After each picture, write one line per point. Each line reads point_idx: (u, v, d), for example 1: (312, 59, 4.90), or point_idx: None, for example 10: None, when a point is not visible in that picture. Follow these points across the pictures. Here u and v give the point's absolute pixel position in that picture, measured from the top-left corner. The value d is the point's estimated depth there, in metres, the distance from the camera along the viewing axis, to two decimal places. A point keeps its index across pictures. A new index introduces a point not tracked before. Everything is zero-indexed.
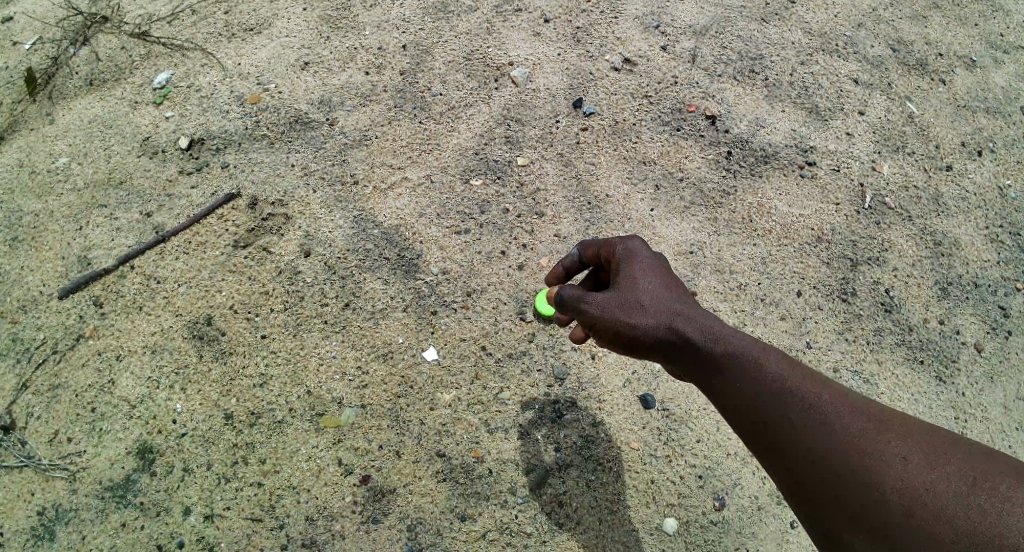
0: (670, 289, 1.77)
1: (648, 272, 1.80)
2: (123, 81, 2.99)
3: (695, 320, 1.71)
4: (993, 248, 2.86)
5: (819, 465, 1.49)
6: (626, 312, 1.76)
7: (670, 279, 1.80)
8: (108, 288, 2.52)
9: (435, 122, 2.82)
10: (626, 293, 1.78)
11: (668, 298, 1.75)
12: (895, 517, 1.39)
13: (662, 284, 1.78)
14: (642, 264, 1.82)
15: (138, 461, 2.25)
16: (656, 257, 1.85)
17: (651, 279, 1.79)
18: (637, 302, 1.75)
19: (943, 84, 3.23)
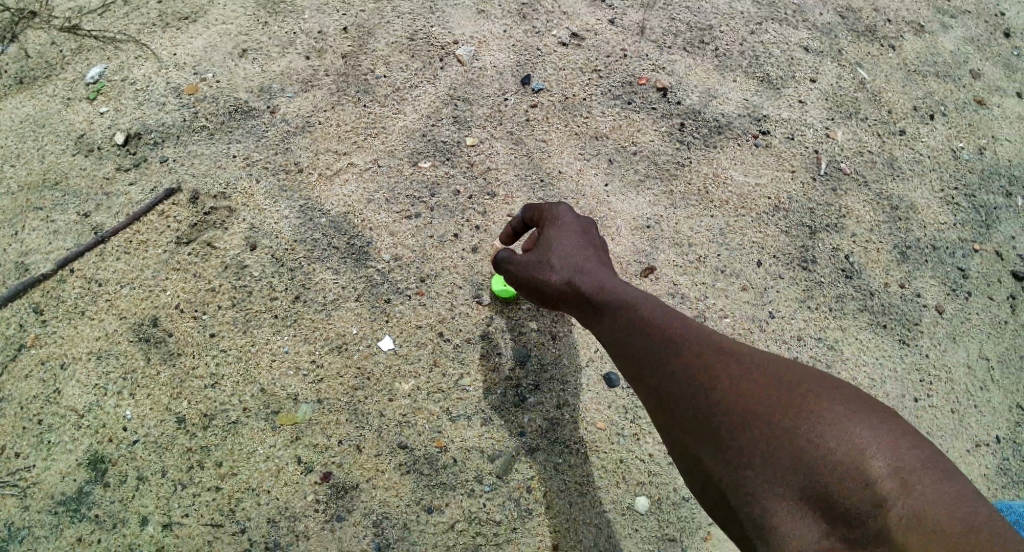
0: (580, 247, 1.78)
1: (561, 231, 1.81)
2: (55, 78, 2.86)
3: (594, 277, 1.74)
4: (949, 210, 2.87)
5: (682, 401, 1.54)
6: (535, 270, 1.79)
7: (581, 237, 1.80)
8: (48, 294, 2.41)
9: (381, 105, 2.75)
10: (539, 253, 1.80)
11: (572, 256, 1.77)
12: (745, 450, 1.45)
13: (572, 243, 1.79)
14: (560, 223, 1.82)
15: (90, 472, 2.16)
16: (578, 216, 1.85)
17: (564, 239, 1.79)
18: (545, 262, 1.78)
19: (892, 49, 3.23)
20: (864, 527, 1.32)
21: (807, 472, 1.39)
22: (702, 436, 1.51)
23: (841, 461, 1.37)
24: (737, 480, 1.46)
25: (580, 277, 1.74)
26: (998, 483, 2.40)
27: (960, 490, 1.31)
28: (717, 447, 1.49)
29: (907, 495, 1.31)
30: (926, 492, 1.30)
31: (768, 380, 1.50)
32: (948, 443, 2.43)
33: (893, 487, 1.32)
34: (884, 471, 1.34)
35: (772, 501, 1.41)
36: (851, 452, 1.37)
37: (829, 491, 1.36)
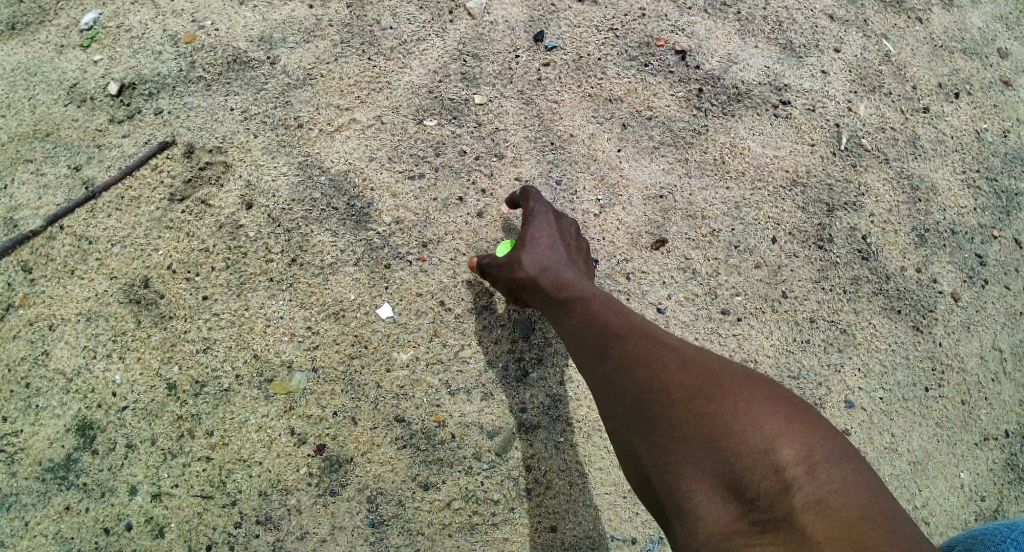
0: (548, 241, 1.97)
1: (533, 225, 2.01)
2: (47, 24, 2.73)
3: (556, 269, 1.90)
4: (970, 194, 2.77)
5: (619, 382, 1.58)
6: (504, 262, 1.98)
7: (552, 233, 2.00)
8: (37, 252, 2.32)
9: (385, 59, 2.62)
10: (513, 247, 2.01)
11: (537, 248, 1.94)
12: (669, 432, 1.46)
13: (541, 236, 1.98)
14: (535, 218, 2.03)
15: (78, 438, 2.09)
16: (557, 220, 2.04)
17: (535, 230, 1.99)
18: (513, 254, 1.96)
19: (920, 22, 3.09)
20: (769, 510, 1.31)
21: (722, 453, 1.39)
22: (631, 423, 1.53)
23: (753, 445, 1.37)
24: (659, 462, 1.46)
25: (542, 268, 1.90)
26: (1004, 479, 2.38)
27: (869, 485, 1.32)
28: (644, 430, 1.50)
29: (813, 479, 1.31)
30: (832, 478, 1.31)
31: (703, 370, 1.52)
32: (956, 437, 2.38)
33: (801, 473, 1.32)
34: (791, 459, 1.34)
35: (690, 484, 1.40)
36: (767, 440, 1.37)
37: (741, 476, 1.36)
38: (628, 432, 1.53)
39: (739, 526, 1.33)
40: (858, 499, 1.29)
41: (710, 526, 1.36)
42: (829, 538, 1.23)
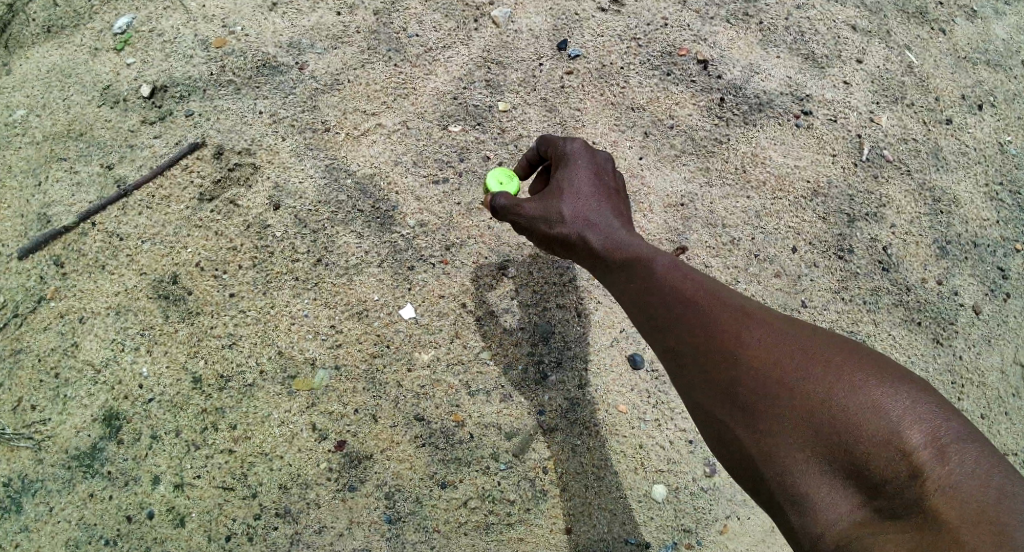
0: (592, 189, 1.80)
1: (568, 174, 1.81)
2: (82, 27, 2.83)
3: (603, 228, 1.76)
4: (992, 206, 2.76)
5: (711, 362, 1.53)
6: (538, 214, 1.80)
7: (594, 180, 1.81)
8: (69, 247, 2.39)
9: (412, 65, 2.66)
10: (544, 198, 1.81)
11: (581, 203, 1.78)
12: (775, 417, 1.44)
13: (580, 187, 1.80)
14: (568, 164, 1.83)
15: (104, 428, 2.14)
16: (592, 161, 1.84)
17: (571, 180, 1.80)
18: (550, 208, 1.79)
19: (943, 34, 3.10)
20: (896, 496, 1.29)
21: (838, 439, 1.36)
22: (730, 408, 1.50)
23: (870, 429, 1.34)
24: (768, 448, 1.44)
25: (589, 226, 1.76)
26: None
27: (997, 461, 1.28)
28: (746, 415, 1.48)
29: (943, 462, 1.27)
30: (962, 460, 1.27)
31: (803, 347, 1.46)
32: None
33: (928, 456, 1.28)
34: (917, 441, 1.30)
35: (807, 473, 1.39)
36: (886, 422, 1.33)
37: (861, 461, 1.33)
38: (726, 416, 1.51)
39: (864, 514, 1.32)
40: (989, 480, 1.24)
41: (833, 514, 1.35)
42: (969, 526, 1.19)
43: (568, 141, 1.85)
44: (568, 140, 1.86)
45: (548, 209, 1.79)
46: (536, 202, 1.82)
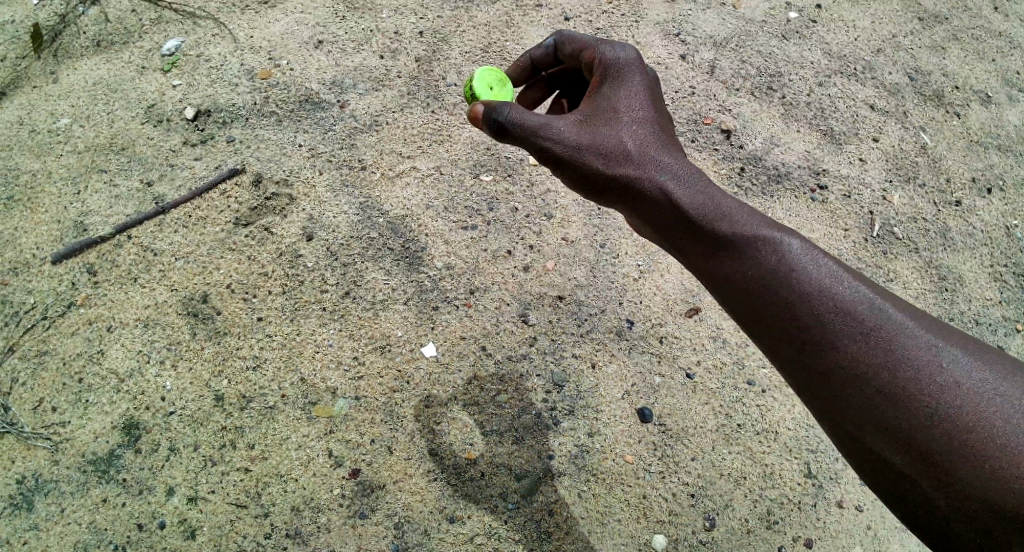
0: (644, 107, 1.98)
1: (620, 89, 1.99)
2: (131, 45, 2.98)
3: (656, 159, 1.92)
4: (996, 286, 2.85)
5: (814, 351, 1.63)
6: (591, 141, 1.92)
7: (644, 97, 1.99)
8: (103, 257, 2.47)
9: (448, 113, 2.80)
10: (598, 117, 1.95)
11: (632, 129, 1.95)
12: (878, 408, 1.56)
13: (632, 107, 1.97)
14: (622, 78, 2.00)
15: (123, 437, 2.21)
16: (648, 98, 2.00)
17: (623, 96, 1.98)
18: (606, 134, 1.93)
19: (957, 117, 3.22)
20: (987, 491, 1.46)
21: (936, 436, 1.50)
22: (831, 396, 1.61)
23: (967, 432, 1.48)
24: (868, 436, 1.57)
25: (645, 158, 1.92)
26: None
27: None
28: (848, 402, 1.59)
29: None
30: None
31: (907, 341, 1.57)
32: None
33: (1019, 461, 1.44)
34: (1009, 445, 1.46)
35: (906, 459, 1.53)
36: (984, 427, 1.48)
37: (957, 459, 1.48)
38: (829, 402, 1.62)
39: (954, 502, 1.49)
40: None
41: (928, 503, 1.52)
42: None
43: (618, 47, 2.03)
44: (616, 44, 2.04)
45: (604, 133, 1.93)
46: (589, 126, 1.94)
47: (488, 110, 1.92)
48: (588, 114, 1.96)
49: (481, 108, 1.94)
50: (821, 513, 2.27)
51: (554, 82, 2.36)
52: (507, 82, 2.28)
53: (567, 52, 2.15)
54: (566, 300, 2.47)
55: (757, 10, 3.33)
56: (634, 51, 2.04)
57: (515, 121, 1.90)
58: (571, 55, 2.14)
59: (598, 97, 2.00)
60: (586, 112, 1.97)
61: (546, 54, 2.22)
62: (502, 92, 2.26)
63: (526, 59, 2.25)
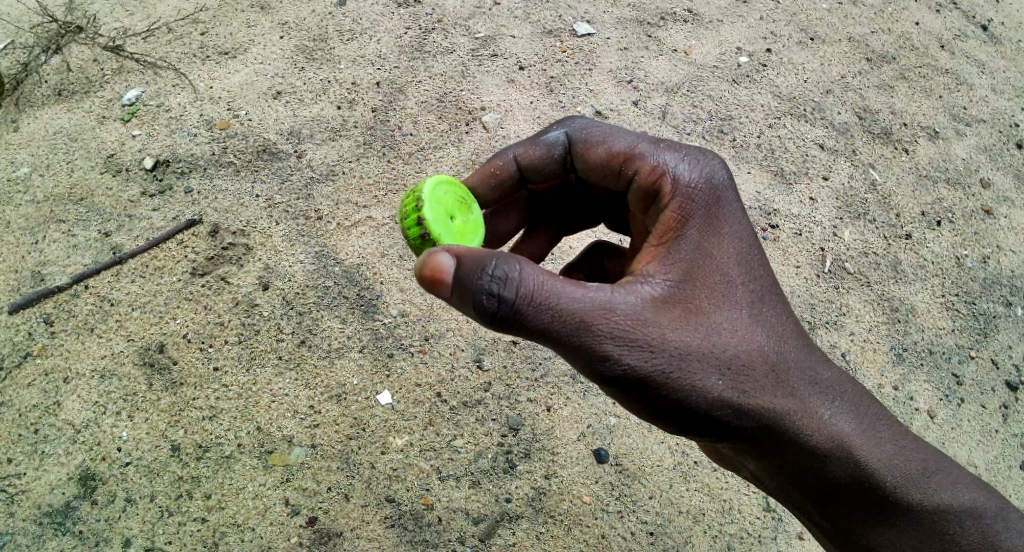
0: (743, 263, 1.78)
1: (705, 233, 1.77)
2: (92, 95, 3.00)
3: (763, 346, 1.75)
4: (948, 316, 2.92)
5: (816, 483, 1.84)
6: (685, 338, 1.68)
7: (736, 243, 1.78)
8: (60, 307, 2.47)
9: (404, 162, 2.86)
10: (688, 288, 1.72)
11: (733, 315, 1.73)
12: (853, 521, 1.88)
13: (729, 265, 1.76)
14: (708, 217, 1.78)
15: (79, 488, 2.18)
16: (732, 270, 1.76)
17: (713, 248, 1.76)
18: (709, 324, 1.70)
19: (906, 153, 3.32)
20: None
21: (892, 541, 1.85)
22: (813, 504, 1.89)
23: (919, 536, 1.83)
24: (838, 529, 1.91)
25: (755, 350, 1.73)
26: None
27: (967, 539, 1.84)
28: (826, 511, 1.89)
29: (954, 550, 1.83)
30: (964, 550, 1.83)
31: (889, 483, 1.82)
32: None
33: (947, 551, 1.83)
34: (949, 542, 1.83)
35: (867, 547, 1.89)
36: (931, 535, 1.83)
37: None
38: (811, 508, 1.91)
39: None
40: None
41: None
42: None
43: (686, 162, 1.83)
44: (685, 156, 1.84)
45: (704, 325, 1.70)
46: (678, 311, 1.69)
47: (473, 279, 1.56)
48: (673, 285, 1.71)
49: (452, 263, 1.61)
50: (781, 546, 2.30)
51: (532, 201, 2.18)
52: (469, 205, 1.98)
53: (597, 159, 1.92)
54: (521, 344, 2.51)
55: (708, 55, 3.43)
56: (717, 161, 1.84)
57: (566, 314, 1.60)
58: (603, 162, 1.92)
59: (672, 263, 1.73)
60: (670, 280, 1.72)
61: (552, 156, 1.96)
62: (466, 221, 1.94)
63: (511, 162, 1.97)
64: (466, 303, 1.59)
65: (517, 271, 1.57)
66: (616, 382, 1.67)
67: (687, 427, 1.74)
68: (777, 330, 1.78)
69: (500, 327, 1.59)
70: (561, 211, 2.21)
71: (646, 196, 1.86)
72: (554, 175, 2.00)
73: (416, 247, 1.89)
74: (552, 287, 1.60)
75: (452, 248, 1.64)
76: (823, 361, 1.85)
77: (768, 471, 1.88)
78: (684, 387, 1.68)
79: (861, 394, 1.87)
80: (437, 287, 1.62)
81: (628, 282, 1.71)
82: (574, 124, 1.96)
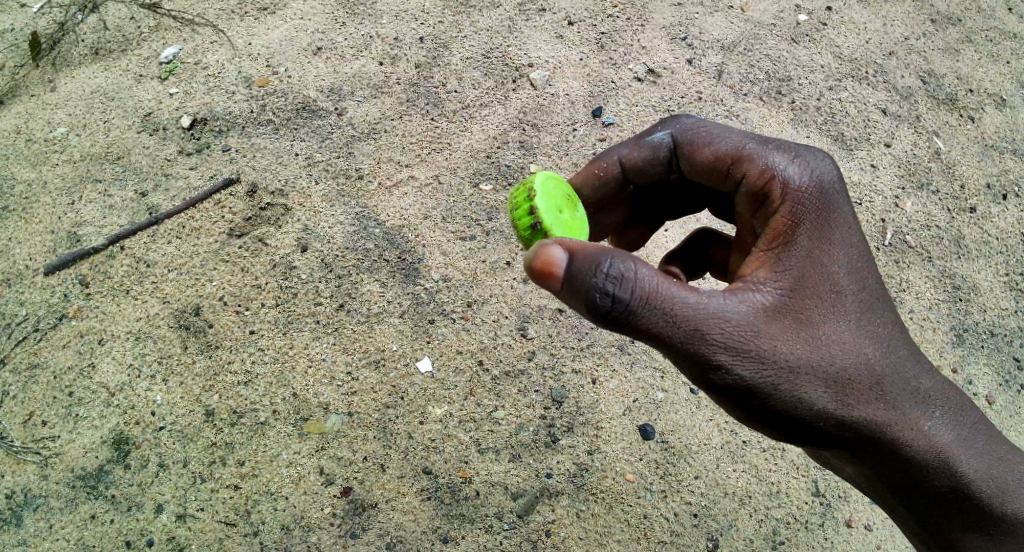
0: (855, 271, 1.65)
1: (818, 240, 1.64)
2: (129, 53, 2.94)
3: (868, 357, 1.63)
4: (1013, 295, 2.75)
5: (913, 491, 1.73)
6: (794, 351, 1.57)
7: (849, 249, 1.65)
8: (96, 268, 2.43)
9: (447, 121, 2.76)
10: (799, 298, 1.60)
11: (840, 321, 1.62)
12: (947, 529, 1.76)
13: (841, 273, 1.63)
14: (822, 222, 1.65)
15: (113, 452, 2.15)
16: (844, 277, 1.64)
17: (825, 255, 1.63)
18: (817, 335, 1.59)
19: (972, 121, 3.13)
20: None
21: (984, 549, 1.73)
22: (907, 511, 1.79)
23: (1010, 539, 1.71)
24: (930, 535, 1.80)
25: (860, 362, 1.62)
26: None
27: None
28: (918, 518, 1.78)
29: None
30: None
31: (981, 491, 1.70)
32: None
33: None
34: None
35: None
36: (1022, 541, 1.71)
37: None
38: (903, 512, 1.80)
39: None
40: None
41: None
42: None
43: (798, 164, 1.70)
44: (795, 158, 1.71)
45: (812, 335, 1.59)
46: (789, 321, 1.58)
47: (587, 277, 1.48)
48: (785, 294, 1.60)
49: (566, 257, 1.51)
50: (829, 533, 2.19)
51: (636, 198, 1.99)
52: (575, 203, 1.89)
53: (704, 160, 1.82)
54: (567, 312, 2.41)
55: (766, 13, 3.25)
56: (830, 163, 1.71)
57: (679, 320, 1.51)
58: (710, 164, 1.81)
59: (780, 270, 1.62)
60: (782, 287, 1.60)
61: (657, 158, 1.88)
62: (572, 217, 1.84)
63: (615, 164, 1.91)
64: (579, 299, 1.50)
65: (634, 272, 1.48)
66: (721, 389, 1.58)
67: (789, 433, 1.64)
68: (883, 338, 1.66)
69: (609, 328, 1.51)
70: (662, 207, 2.06)
71: (754, 199, 1.73)
72: (657, 177, 1.92)
73: (526, 240, 1.80)
74: (666, 291, 1.51)
75: (565, 240, 1.53)
76: (926, 369, 1.72)
77: (865, 477, 1.78)
78: (789, 398, 1.58)
79: (963, 402, 1.74)
80: (547, 280, 1.53)
81: (738, 287, 1.61)
82: (680, 124, 1.87)
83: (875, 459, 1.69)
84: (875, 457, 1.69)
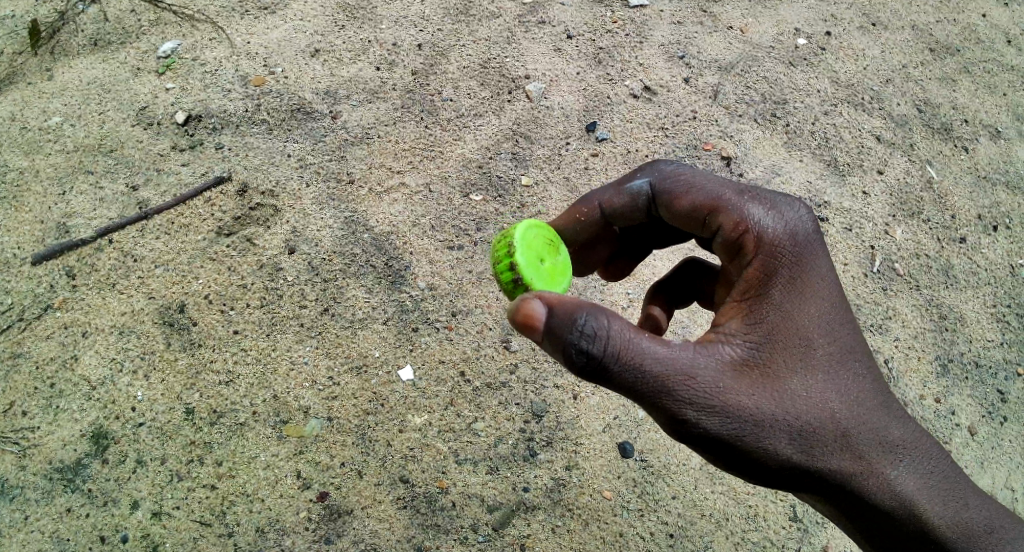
0: (826, 325, 1.65)
1: (790, 294, 1.65)
2: (128, 46, 2.93)
3: (835, 407, 1.63)
4: (999, 328, 2.75)
5: (885, 536, 1.73)
6: (761, 405, 1.58)
7: (821, 303, 1.66)
8: (83, 260, 2.42)
9: (442, 129, 2.76)
10: (769, 352, 1.61)
11: (809, 374, 1.62)
12: None
13: (811, 328, 1.64)
14: (795, 276, 1.66)
15: (91, 446, 2.14)
16: (816, 330, 1.64)
17: (796, 308, 1.64)
18: (786, 389, 1.60)
19: (965, 152, 3.14)
20: None
21: None
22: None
23: None
24: None
25: (828, 415, 1.62)
26: None
27: None
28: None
29: None
30: None
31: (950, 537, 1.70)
32: None
33: None
34: None
35: None
36: None
37: None
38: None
39: None
40: None
41: None
42: None
43: (772, 217, 1.71)
44: (771, 210, 1.72)
45: (781, 389, 1.60)
46: (758, 376, 1.59)
47: (563, 331, 1.52)
48: (754, 349, 1.61)
49: (545, 311, 1.57)
50: None
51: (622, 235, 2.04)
52: (557, 247, 1.93)
53: (682, 210, 1.80)
54: None
55: (765, 35, 3.26)
56: (807, 217, 1.72)
57: (649, 375, 1.53)
58: (687, 213, 1.80)
59: (752, 324, 1.63)
60: (751, 341, 1.62)
61: (636, 205, 1.87)
62: (554, 263, 1.89)
63: (596, 208, 1.90)
64: (556, 352, 1.54)
65: (606, 327, 1.52)
66: (693, 440, 1.59)
67: (756, 480, 1.65)
68: (850, 387, 1.66)
69: (585, 380, 1.54)
70: (642, 242, 2.10)
71: (729, 250, 1.74)
72: (639, 222, 1.91)
73: (508, 292, 1.84)
74: (638, 346, 1.53)
75: (544, 294, 1.60)
76: (896, 416, 1.72)
77: (838, 520, 1.78)
78: (758, 450, 1.58)
79: (931, 449, 1.74)
80: (528, 331, 1.58)
81: (708, 341, 1.63)
82: (658, 172, 1.86)
83: (846, 506, 1.69)
84: (847, 504, 1.69)
